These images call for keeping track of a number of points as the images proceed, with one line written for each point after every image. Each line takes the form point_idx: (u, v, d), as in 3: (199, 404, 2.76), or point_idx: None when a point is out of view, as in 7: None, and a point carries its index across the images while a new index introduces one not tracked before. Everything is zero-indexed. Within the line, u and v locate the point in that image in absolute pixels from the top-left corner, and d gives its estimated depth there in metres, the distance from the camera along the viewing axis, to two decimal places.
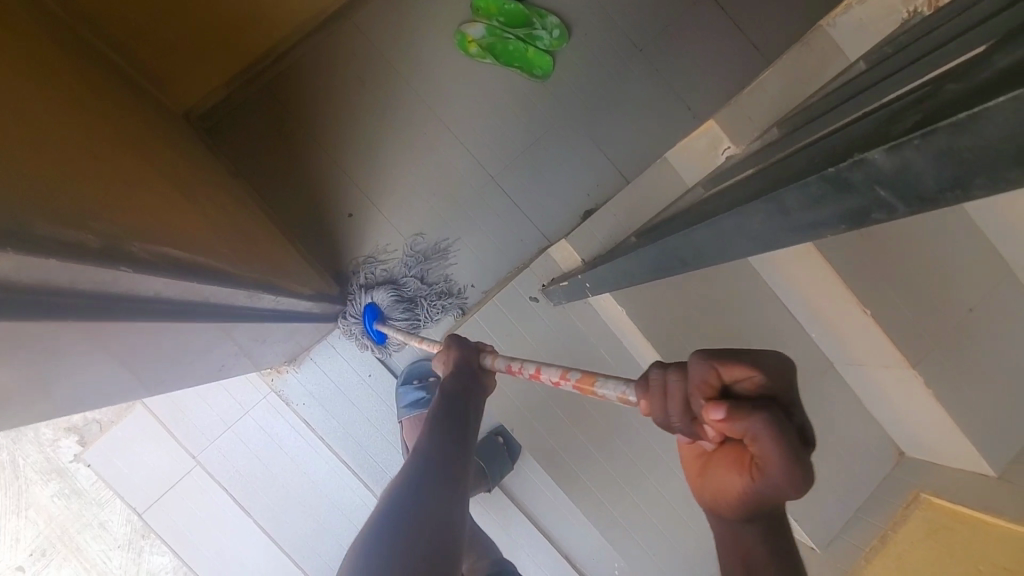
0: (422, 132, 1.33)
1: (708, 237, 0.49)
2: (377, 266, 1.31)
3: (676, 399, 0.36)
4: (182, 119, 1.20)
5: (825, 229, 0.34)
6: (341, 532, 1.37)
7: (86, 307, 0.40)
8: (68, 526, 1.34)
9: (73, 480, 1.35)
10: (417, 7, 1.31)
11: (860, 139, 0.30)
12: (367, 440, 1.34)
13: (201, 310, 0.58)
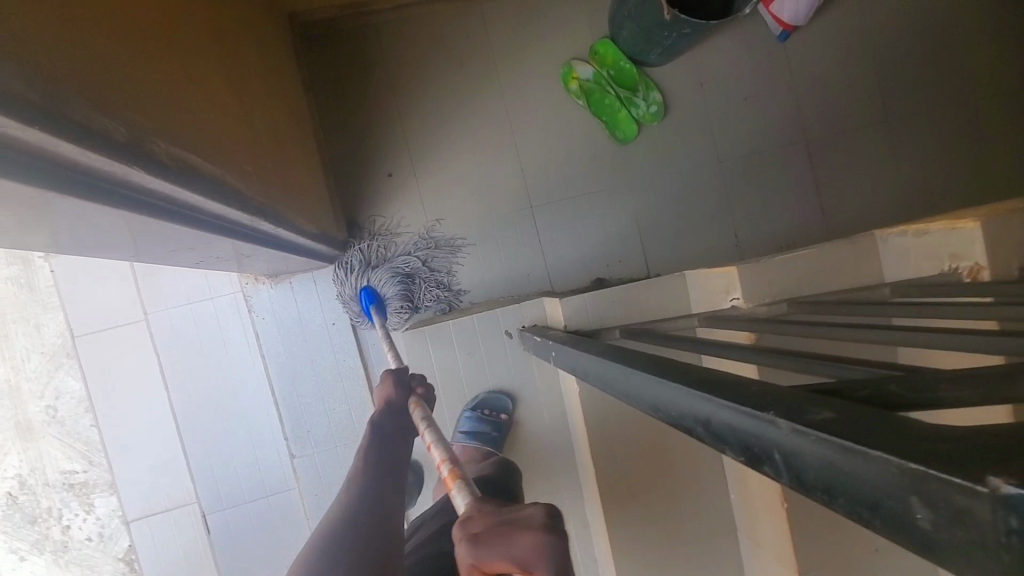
0: (490, 134, 1.35)
1: (647, 384, 0.51)
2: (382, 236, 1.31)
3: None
4: (287, 19, 1.23)
5: (728, 448, 0.37)
6: (240, 445, 1.39)
7: (95, 186, 0.43)
8: (9, 312, 1.38)
9: (33, 274, 1.38)
10: (542, 24, 1.34)
11: (787, 398, 0.33)
12: (300, 379, 1.36)
13: (202, 216, 0.61)
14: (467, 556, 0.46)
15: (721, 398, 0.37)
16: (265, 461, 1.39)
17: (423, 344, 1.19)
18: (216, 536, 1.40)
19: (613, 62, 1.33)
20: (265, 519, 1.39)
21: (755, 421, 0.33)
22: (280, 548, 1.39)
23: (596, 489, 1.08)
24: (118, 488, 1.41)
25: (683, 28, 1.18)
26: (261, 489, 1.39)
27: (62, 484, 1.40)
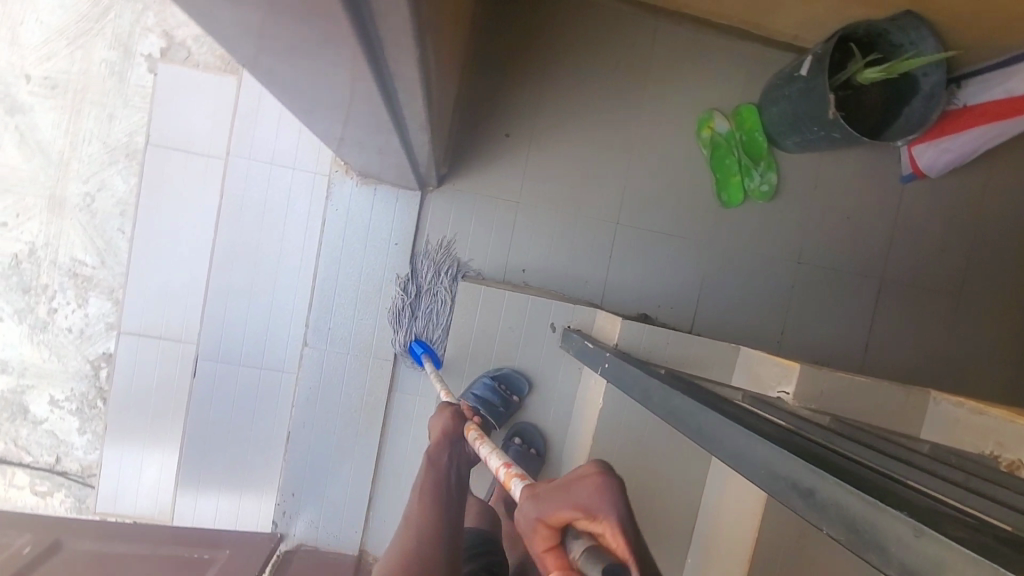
0: (613, 141, 1.37)
1: (724, 435, 0.54)
2: (421, 271, 1.33)
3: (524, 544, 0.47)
4: None
5: (825, 526, 0.40)
6: (253, 312, 1.40)
7: (370, 37, 0.44)
8: (88, 87, 1.39)
9: (129, 67, 1.40)
10: (702, 65, 1.37)
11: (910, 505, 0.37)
12: (344, 282, 1.34)
13: (390, 100, 0.63)
14: (529, 513, 0.45)
15: (834, 482, 0.40)
16: (271, 338, 1.40)
17: (472, 302, 1.22)
18: (203, 381, 1.41)
19: (750, 130, 1.37)
20: (245, 388, 1.41)
21: (879, 526, 0.36)
22: (250, 420, 1.41)
23: None
24: (116, 295, 1.44)
25: (833, 133, 1.21)
26: (255, 359, 1.40)
27: (67, 270, 1.43)
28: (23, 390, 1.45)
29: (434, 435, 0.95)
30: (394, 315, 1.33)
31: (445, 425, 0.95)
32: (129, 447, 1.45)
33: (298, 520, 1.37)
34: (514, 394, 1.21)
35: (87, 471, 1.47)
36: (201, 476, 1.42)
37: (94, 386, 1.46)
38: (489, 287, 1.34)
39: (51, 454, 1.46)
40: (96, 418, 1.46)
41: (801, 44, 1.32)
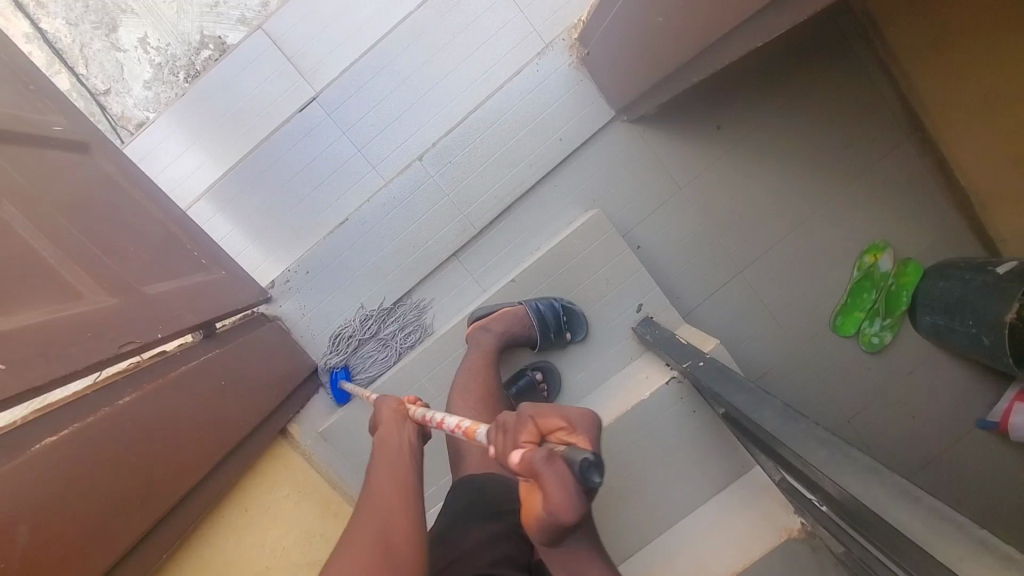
0: (790, 205, 1.33)
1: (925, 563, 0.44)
2: (396, 313, 1.31)
3: (499, 444, 0.50)
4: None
5: None
6: (389, 103, 1.33)
7: None
8: None
9: None
10: (906, 205, 1.34)
11: None
12: (488, 138, 1.28)
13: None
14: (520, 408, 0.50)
15: None
16: (386, 135, 1.33)
17: (595, 233, 1.17)
18: (296, 123, 1.36)
19: (903, 285, 1.33)
20: (329, 158, 1.35)
21: None
22: (314, 186, 1.35)
23: None
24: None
25: (984, 337, 1.16)
26: (359, 138, 1.34)
27: None
28: (126, 10, 1.42)
29: (380, 421, 0.71)
30: (337, 343, 1.29)
31: (393, 411, 0.72)
32: (186, 129, 1.40)
33: (292, 298, 1.30)
34: (569, 333, 1.14)
35: (120, 121, 1.43)
36: (237, 198, 1.37)
37: (189, 60, 1.43)
38: (414, 340, 1.31)
39: (104, 82, 1.42)
40: (168, 84, 1.43)
41: (1001, 250, 1.28)
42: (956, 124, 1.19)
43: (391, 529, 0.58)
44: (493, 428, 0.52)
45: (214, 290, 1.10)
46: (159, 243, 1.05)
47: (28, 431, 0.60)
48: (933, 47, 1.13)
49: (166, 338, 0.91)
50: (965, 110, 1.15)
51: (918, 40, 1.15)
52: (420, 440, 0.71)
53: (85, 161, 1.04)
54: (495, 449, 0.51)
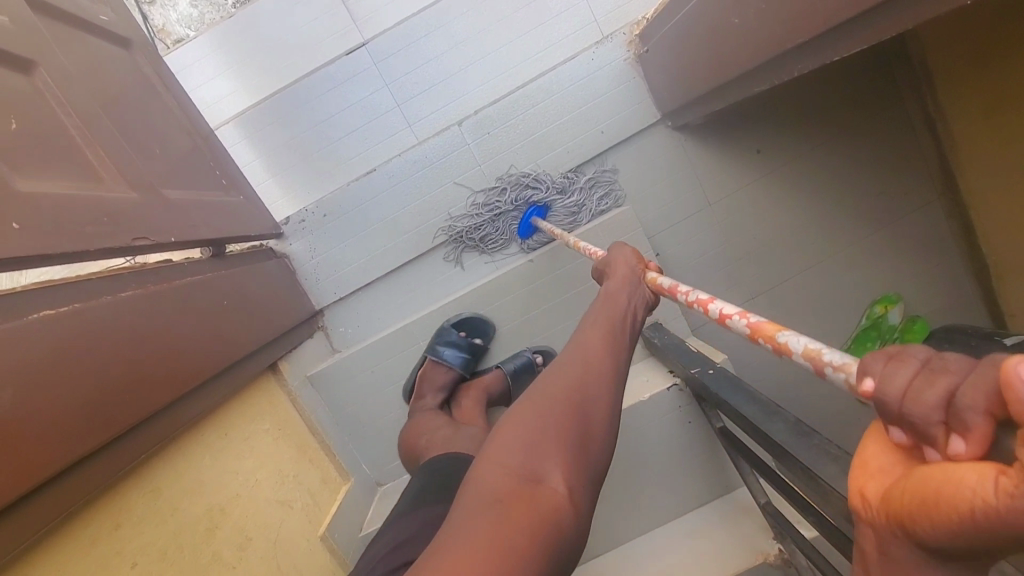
0: (813, 242, 1.33)
1: None
2: (575, 183, 1.26)
3: (933, 390, 0.28)
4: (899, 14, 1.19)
5: None
6: (436, 64, 1.32)
7: None
8: None
9: None
10: (926, 263, 1.35)
11: None
12: (528, 117, 1.27)
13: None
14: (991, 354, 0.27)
15: None
16: (427, 96, 1.32)
17: (620, 229, 1.16)
18: (339, 66, 1.34)
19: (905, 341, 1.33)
20: (365, 108, 1.33)
21: None
22: (346, 132, 1.33)
23: None
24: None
25: None
26: (400, 94, 1.32)
27: None
28: None
29: (618, 272, 0.76)
30: (506, 192, 1.26)
31: (632, 263, 0.77)
32: (225, 53, 1.37)
33: (303, 238, 1.29)
34: (478, 337, 1.16)
35: (159, 33, 1.42)
36: (266, 129, 1.35)
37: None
38: (588, 211, 1.27)
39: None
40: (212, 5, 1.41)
41: (1008, 324, 1.28)
42: (988, 192, 1.19)
43: (595, 361, 0.60)
44: (883, 357, 0.32)
45: (232, 212, 1.08)
46: (181, 155, 1.03)
47: (30, 297, 0.58)
48: (978, 112, 1.12)
49: (180, 245, 0.88)
50: (998, 180, 1.15)
51: (967, 100, 1.13)
52: (642, 309, 0.73)
53: (124, 58, 1.03)
54: (910, 394, 0.29)
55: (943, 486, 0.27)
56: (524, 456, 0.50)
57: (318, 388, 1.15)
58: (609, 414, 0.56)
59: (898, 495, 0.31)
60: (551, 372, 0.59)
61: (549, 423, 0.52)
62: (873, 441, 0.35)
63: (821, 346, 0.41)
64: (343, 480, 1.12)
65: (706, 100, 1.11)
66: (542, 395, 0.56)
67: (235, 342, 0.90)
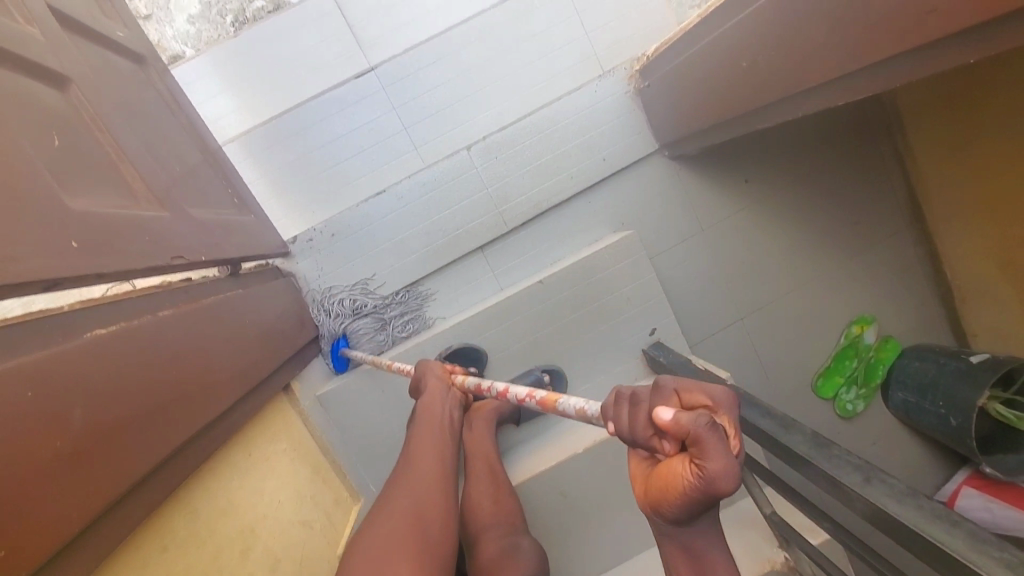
0: (796, 267, 1.42)
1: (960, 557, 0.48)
2: (399, 299, 1.31)
3: (639, 417, 0.43)
4: (875, 78, 1.33)
5: None
6: (443, 92, 1.35)
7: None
8: None
9: None
10: (896, 287, 1.46)
11: None
12: (533, 145, 1.32)
13: (899, 35, 0.63)
14: (660, 378, 0.44)
15: None
16: (433, 122, 1.35)
17: (623, 253, 1.20)
18: (346, 90, 1.36)
19: (880, 359, 1.45)
20: (371, 131, 1.35)
21: None
22: (354, 153, 1.35)
23: (519, 475, 1.07)
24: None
25: (951, 418, 1.27)
26: (408, 118, 1.35)
27: None
28: None
29: (431, 387, 0.94)
30: (373, 299, 1.29)
31: (439, 379, 0.95)
32: (228, 73, 1.37)
33: (310, 258, 1.30)
34: (473, 366, 1.17)
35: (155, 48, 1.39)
36: (271, 148, 1.35)
37: (239, 6, 1.38)
38: (414, 328, 1.32)
39: (147, 8, 1.40)
40: (211, 25, 1.39)
41: (971, 342, 1.42)
42: (957, 223, 1.32)
43: (425, 495, 0.78)
44: (609, 404, 0.46)
45: (247, 230, 1.08)
46: (196, 173, 1.02)
47: (66, 319, 0.58)
48: (948, 153, 1.26)
49: (206, 264, 0.88)
50: (966, 212, 1.28)
51: (940, 140, 1.27)
52: (457, 406, 0.95)
53: (138, 74, 1.03)
54: (631, 425, 0.43)
55: (665, 479, 0.41)
56: (380, 564, 0.66)
57: (327, 407, 1.14)
58: (445, 522, 0.76)
59: (647, 494, 0.44)
60: (396, 501, 0.76)
61: (399, 537, 0.70)
62: (631, 463, 0.48)
63: (582, 405, 0.55)
64: (352, 501, 1.12)
65: (704, 134, 1.19)
66: (392, 507, 0.75)
67: (251, 363, 0.90)
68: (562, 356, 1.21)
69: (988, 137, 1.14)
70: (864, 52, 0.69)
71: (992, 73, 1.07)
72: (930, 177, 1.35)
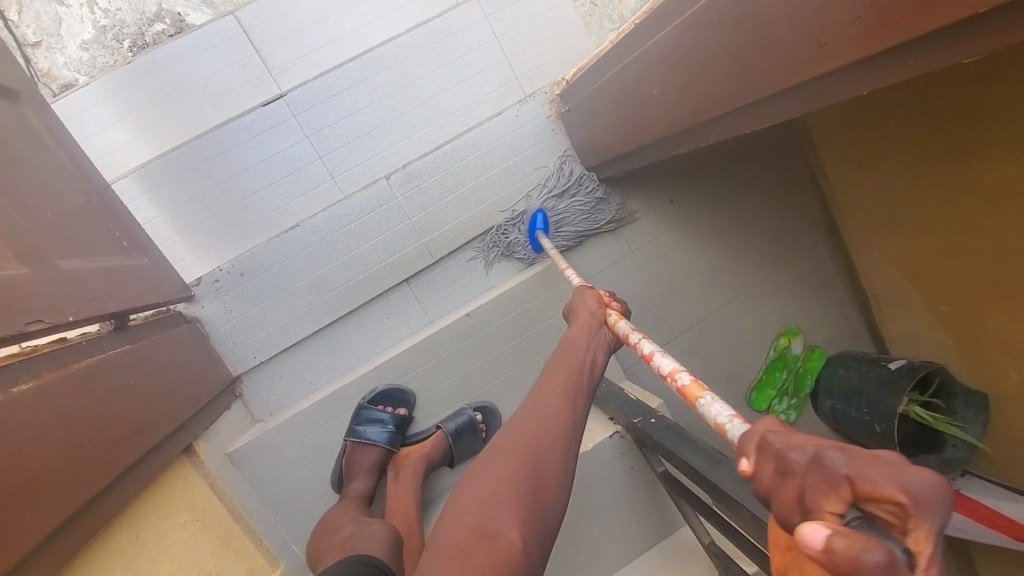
0: (724, 283, 1.45)
1: None
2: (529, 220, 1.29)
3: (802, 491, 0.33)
4: (786, 98, 1.38)
5: None
6: (361, 118, 1.30)
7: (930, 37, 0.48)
8: None
9: None
10: (817, 298, 1.51)
11: None
12: (457, 172, 1.29)
13: (797, 65, 0.63)
14: (824, 453, 0.32)
15: None
16: (349, 150, 1.29)
17: (554, 279, 1.18)
18: (256, 118, 1.28)
19: (808, 369, 1.49)
20: (285, 161, 1.27)
21: None
22: (266, 185, 1.26)
23: None
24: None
25: (875, 424, 1.30)
26: (323, 146, 1.28)
27: None
28: None
29: (581, 319, 0.82)
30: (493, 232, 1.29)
31: (596, 309, 0.83)
32: (124, 102, 1.27)
33: (218, 300, 1.21)
34: (401, 406, 1.10)
35: (43, 77, 1.27)
36: (172, 183, 1.25)
37: (137, 29, 1.29)
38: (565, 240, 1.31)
39: (36, 34, 1.28)
40: (103, 50, 1.28)
41: (888, 347, 1.48)
42: (866, 236, 1.38)
43: (545, 430, 0.63)
44: (755, 450, 0.37)
45: (138, 276, 0.98)
46: (77, 217, 0.92)
47: None
48: (854, 170, 1.32)
49: (78, 321, 0.79)
50: (874, 225, 1.34)
51: (844, 157, 1.33)
52: (606, 349, 0.81)
53: (4, 109, 0.91)
54: (798, 498, 0.33)
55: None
56: (482, 513, 0.55)
57: (240, 465, 1.05)
58: (563, 473, 0.61)
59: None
60: (501, 442, 0.63)
61: (505, 483, 0.57)
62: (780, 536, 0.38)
63: (724, 420, 0.49)
64: (272, 567, 1.03)
65: (626, 158, 1.19)
66: (497, 447, 0.62)
67: (136, 428, 0.81)
68: (495, 390, 1.17)
69: (885, 154, 1.20)
70: (768, 80, 0.69)
71: (881, 101, 1.14)
72: (838, 191, 1.40)
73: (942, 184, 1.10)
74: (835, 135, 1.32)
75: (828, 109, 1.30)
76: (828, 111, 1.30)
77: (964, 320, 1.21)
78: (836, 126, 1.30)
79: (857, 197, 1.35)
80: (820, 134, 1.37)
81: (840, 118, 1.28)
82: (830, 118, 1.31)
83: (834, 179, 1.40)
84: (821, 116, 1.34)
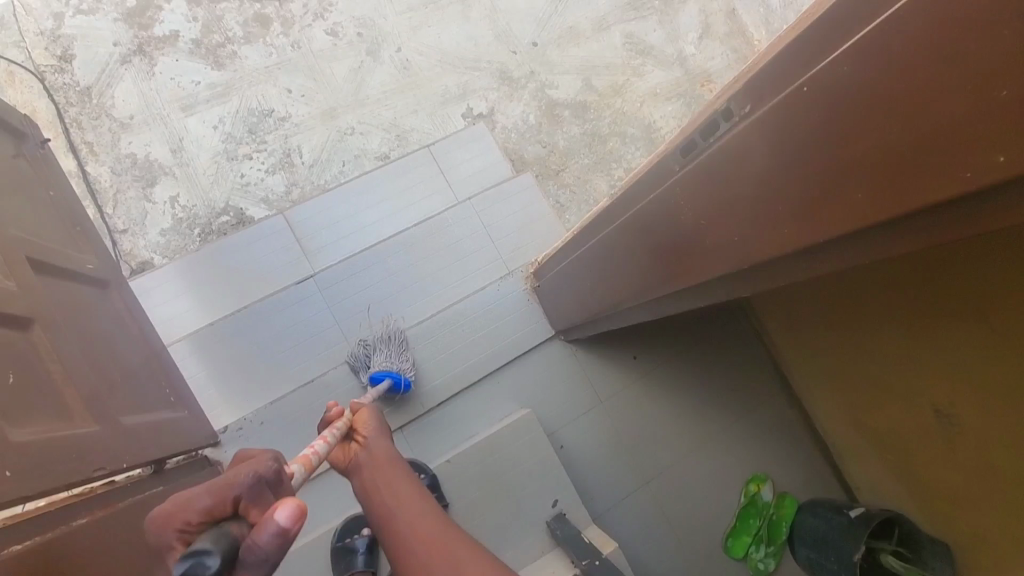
0: (690, 430, 1.59)
1: None
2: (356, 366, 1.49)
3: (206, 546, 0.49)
4: (744, 296, 1.65)
5: None
6: (374, 290, 1.61)
7: (739, 272, 0.72)
8: (420, 88, 1.86)
9: (452, 105, 1.86)
10: (783, 445, 1.62)
11: None
12: (446, 336, 1.56)
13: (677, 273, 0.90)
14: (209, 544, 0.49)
15: None
16: (362, 317, 1.58)
17: (525, 430, 1.37)
18: (291, 292, 1.60)
19: (782, 515, 1.55)
20: (309, 326, 1.57)
21: None
22: (291, 347, 1.56)
23: None
24: (296, 187, 1.73)
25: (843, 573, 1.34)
26: (341, 315, 1.58)
27: (285, 153, 1.76)
28: (167, 172, 1.72)
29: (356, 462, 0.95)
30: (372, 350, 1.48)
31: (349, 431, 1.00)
32: (186, 281, 1.60)
33: (237, 446, 1.47)
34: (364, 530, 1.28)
35: (126, 256, 1.63)
36: (215, 345, 1.54)
37: (206, 221, 1.68)
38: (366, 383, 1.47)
39: (125, 224, 1.67)
40: (178, 236, 1.66)
41: (858, 496, 1.54)
42: (839, 409, 1.49)
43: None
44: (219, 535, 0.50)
45: (175, 429, 1.20)
46: (139, 376, 1.17)
47: None
48: (814, 354, 1.48)
49: (130, 468, 1.00)
50: (856, 402, 1.41)
51: (801, 340, 1.52)
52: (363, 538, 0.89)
53: (98, 296, 1.22)
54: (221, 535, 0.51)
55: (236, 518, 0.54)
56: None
57: None
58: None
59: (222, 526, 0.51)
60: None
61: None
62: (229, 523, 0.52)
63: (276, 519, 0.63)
64: None
65: (584, 326, 1.44)
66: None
67: None
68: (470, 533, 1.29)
69: (814, 330, 1.44)
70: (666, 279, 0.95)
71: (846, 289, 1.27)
72: (800, 368, 1.58)
73: (931, 387, 1.16)
74: (786, 321, 1.55)
75: (796, 293, 1.45)
76: (794, 294, 1.46)
77: (953, 493, 1.23)
78: (804, 310, 1.45)
79: (822, 375, 1.49)
80: (792, 319, 1.52)
81: (808, 304, 1.42)
82: (798, 305, 1.46)
83: (796, 360, 1.58)
84: (788, 300, 1.50)
